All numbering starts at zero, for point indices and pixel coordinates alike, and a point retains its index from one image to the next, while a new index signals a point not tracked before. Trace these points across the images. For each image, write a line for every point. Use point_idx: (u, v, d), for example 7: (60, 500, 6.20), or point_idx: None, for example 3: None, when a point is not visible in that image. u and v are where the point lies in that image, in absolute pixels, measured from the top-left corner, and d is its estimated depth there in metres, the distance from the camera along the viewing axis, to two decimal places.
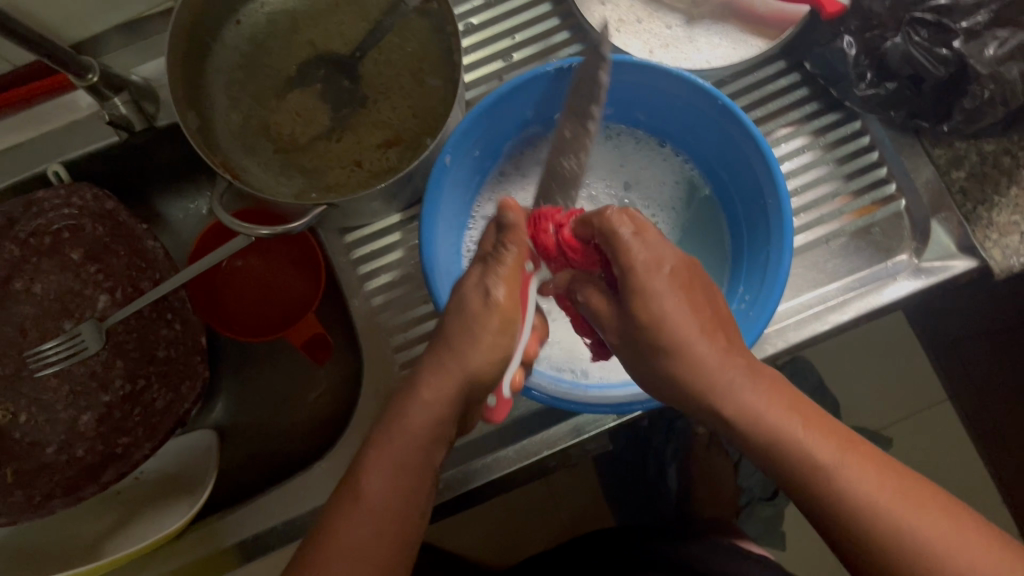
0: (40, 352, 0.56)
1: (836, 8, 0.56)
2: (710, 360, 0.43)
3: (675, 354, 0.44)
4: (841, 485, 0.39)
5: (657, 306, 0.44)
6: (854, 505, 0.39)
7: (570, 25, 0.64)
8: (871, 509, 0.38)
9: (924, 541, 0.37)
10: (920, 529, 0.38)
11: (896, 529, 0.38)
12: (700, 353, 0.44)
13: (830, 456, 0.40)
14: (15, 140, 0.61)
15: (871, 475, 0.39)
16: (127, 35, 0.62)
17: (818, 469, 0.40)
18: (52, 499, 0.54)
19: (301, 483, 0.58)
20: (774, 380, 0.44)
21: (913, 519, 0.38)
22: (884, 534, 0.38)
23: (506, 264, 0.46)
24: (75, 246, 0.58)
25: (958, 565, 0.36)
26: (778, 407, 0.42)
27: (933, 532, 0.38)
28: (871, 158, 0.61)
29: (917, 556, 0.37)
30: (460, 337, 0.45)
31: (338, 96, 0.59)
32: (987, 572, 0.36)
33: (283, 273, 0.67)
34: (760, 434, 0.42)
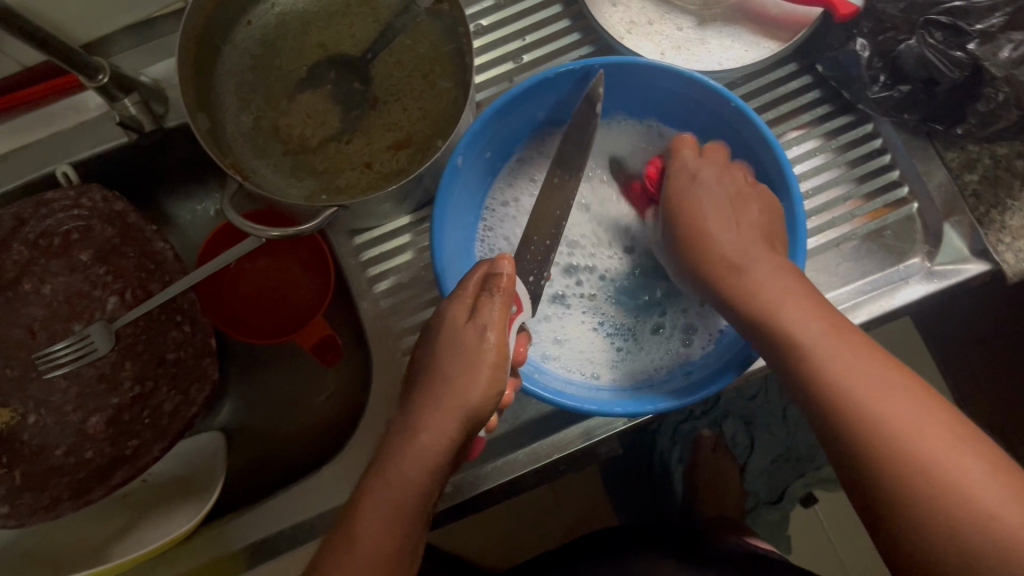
0: (50, 353, 0.56)
1: (850, 10, 0.56)
2: (733, 255, 0.50)
3: (702, 251, 0.52)
4: (843, 384, 0.43)
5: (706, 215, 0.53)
6: (856, 407, 0.42)
7: (580, 27, 0.64)
8: (879, 418, 0.41)
9: (924, 451, 0.40)
10: (933, 448, 0.40)
11: (913, 445, 0.40)
12: (722, 248, 0.51)
13: (828, 345, 0.44)
14: (23, 141, 0.61)
15: (882, 387, 0.42)
16: (136, 36, 0.62)
17: (820, 360, 0.44)
18: (62, 501, 0.54)
19: (310, 488, 0.58)
20: (807, 287, 0.48)
21: (931, 451, 0.40)
22: (892, 447, 0.40)
23: (496, 306, 0.44)
24: (85, 247, 0.58)
25: (966, 483, 0.39)
26: (801, 308, 0.46)
27: (932, 445, 0.40)
28: (884, 160, 0.61)
29: (913, 462, 0.40)
30: (456, 369, 0.44)
31: (348, 98, 0.58)
32: (984, 490, 0.39)
33: (292, 275, 0.67)
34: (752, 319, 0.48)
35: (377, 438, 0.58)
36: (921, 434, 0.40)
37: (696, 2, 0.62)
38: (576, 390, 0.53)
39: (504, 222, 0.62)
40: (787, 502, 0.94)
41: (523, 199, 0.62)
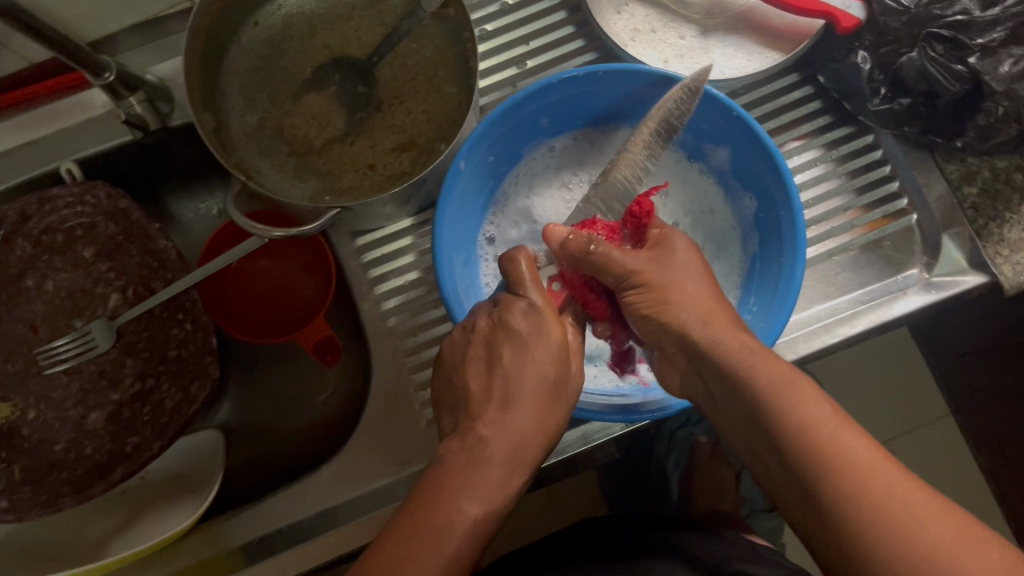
0: (53, 349, 0.56)
1: (852, 24, 0.57)
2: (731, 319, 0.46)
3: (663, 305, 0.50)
4: (803, 412, 0.41)
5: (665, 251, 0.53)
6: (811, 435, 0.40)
7: (585, 33, 0.65)
8: (869, 500, 0.36)
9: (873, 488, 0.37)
10: (879, 493, 0.37)
11: (899, 542, 0.35)
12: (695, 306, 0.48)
13: (837, 431, 0.39)
14: (28, 137, 0.61)
15: (848, 428, 0.40)
16: (142, 35, 0.62)
17: (824, 450, 0.39)
18: (62, 496, 0.54)
19: (307, 488, 0.58)
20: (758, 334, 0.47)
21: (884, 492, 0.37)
22: (877, 536, 0.35)
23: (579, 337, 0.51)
24: (88, 244, 0.58)
25: (917, 539, 0.35)
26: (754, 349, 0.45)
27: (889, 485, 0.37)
28: (883, 171, 0.61)
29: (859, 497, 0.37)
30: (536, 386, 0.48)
31: (354, 99, 0.59)
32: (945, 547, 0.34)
33: (293, 275, 0.68)
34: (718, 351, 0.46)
35: (376, 438, 0.59)
36: (917, 521, 0.35)
37: (699, 11, 0.62)
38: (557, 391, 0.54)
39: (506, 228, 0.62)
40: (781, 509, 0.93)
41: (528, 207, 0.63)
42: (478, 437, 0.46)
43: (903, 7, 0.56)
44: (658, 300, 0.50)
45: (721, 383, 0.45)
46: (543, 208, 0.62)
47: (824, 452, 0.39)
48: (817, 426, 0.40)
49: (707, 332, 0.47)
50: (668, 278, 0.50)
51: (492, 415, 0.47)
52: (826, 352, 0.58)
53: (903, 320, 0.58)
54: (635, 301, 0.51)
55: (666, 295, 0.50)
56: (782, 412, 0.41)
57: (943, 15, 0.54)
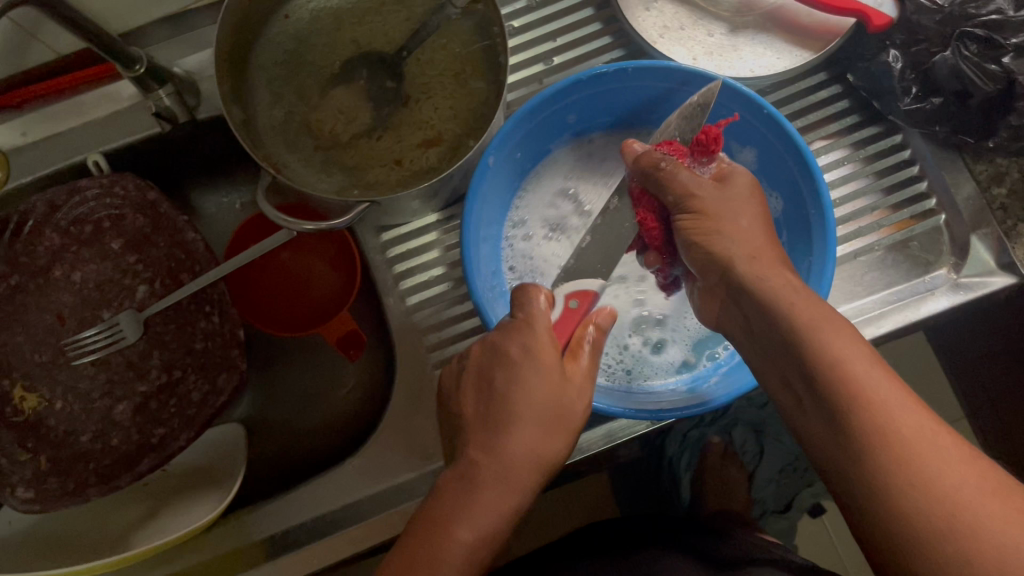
0: (81, 340, 0.56)
1: (884, 22, 0.57)
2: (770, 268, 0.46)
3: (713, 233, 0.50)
4: (829, 344, 0.41)
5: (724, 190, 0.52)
6: (844, 368, 0.40)
7: (612, 31, 0.65)
8: (895, 441, 0.37)
9: (899, 426, 0.37)
10: (908, 432, 0.37)
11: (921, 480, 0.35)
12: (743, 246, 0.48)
13: (867, 369, 0.39)
14: (55, 130, 0.61)
15: (877, 369, 0.39)
16: (170, 28, 0.62)
17: (855, 384, 0.39)
18: (88, 486, 0.55)
19: (332, 480, 0.58)
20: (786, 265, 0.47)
21: (910, 432, 0.37)
22: (897, 474, 0.36)
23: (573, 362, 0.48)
24: (116, 236, 0.58)
25: (951, 484, 0.35)
26: (784, 281, 0.45)
27: (913, 424, 0.37)
28: (911, 172, 0.61)
29: (887, 439, 0.37)
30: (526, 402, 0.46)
31: (382, 93, 0.58)
32: (977, 492, 0.34)
33: (317, 270, 0.68)
34: (757, 282, 0.46)
35: (399, 433, 0.59)
36: (944, 469, 0.35)
37: (728, 9, 0.62)
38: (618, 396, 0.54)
39: (534, 215, 0.62)
40: (795, 512, 0.93)
41: (553, 190, 0.63)
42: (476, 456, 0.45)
43: (938, 6, 0.56)
44: (708, 230, 0.50)
45: (759, 315, 0.46)
46: (588, 204, 0.62)
47: (854, 388, 0.39)
48: (850, 362, 0.40)
49: (753, 267, 0.47)
50: (722, 209, 0.50)
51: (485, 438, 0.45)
52: None
53: (930, 320, 0.57)
54: (688, 228, 0.51)
55: (720, 224, 0.50)
56: (817, 345, 0.41)
57: (978, 14, 0.55)
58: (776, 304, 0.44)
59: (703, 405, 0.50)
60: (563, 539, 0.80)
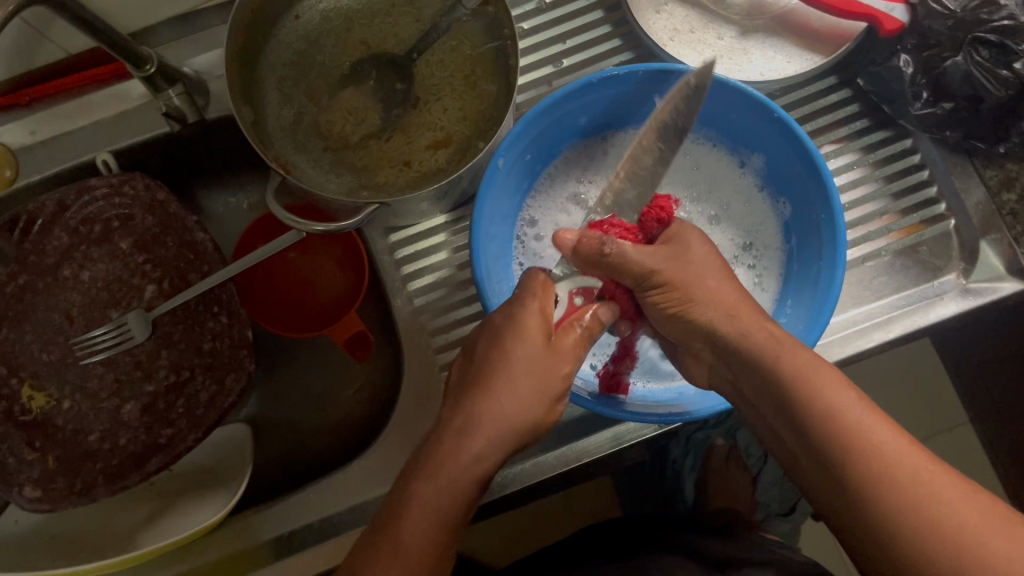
0: (89, 339, 0.56)
1: (895, 26, 0.57)
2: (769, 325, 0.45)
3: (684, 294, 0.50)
4: (813, 383, 0.41)
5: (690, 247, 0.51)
6: (831, 408, 0.40)
7: (621, 33, 0.65)
8: (891, 481, 0.38)
9: (894, 466, 0.38)
10: (901, 471, 0.38)
11: (937, 533, 0.36)
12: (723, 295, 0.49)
13: (852, 410, 0.40)
14: (65, 128, 0.61)
15: (865, 408, 0.40)
16: (180, 27, 0.62)
17: (859, 445, 0.39)
18: (96, 486, 0.55)
19: (339, 482, 0.58)
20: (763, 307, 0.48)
21: (905, 473, 0.38)
22: (914, 523, 0.36)
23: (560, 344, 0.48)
24: (125, 235, 0.58)
25: (955, 522, 0.36)
26: (765, 324, 0.46)
27: (907, 463, 0.38)
28: (921, 176, 0.61)
29: (883, 480, 0.38)
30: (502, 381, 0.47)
31: (393, 94, 0.58)
32: (981, 529, 0.35)
33: (324, 270, 0.68)
34: (739, 337, 0.46)
35: (407, 435, 0.59)
36: (950, 508, 0.36)
37: (738, 13, 0.62)
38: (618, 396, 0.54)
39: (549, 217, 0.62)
40: (797, 513, 0.92)
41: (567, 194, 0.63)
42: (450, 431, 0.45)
43: (950, 11, 0.55)
44: (682, 299, 0.50)
45: (748, 370, 0.46)
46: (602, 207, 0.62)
47: (859, 447, 0.39)
48: (848, 419, 0.40)
49: (735, 326, 0.47)
50: (686, 274, 0.50)
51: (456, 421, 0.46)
52: (861, 357, 0.57)
53: (939, 325, 0.57)
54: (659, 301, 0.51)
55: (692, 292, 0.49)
56: (818, 406, 0.41)
57: (989, 19, 0.54)
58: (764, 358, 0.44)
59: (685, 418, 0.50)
60: (567, 540, 0.80)
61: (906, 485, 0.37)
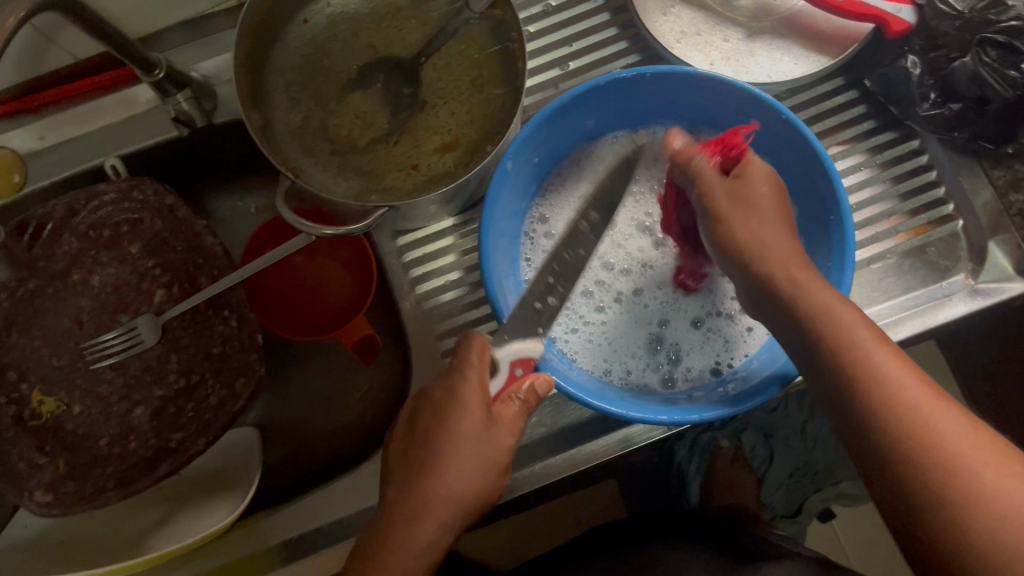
0: (99, 343, 0.56)
1: (902, 28, 0.57)
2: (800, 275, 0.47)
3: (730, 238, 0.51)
4: (835, 315, 0.43)
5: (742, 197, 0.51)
6: (849, 339, 0.42)
7: (628, 36, 0.65)
8: (901, 407, 0.39)
9: (903, 393, 0.40)
10: (911, 397, 0.40)
11: (960, 473, 0.37)
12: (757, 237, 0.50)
13: (873, 343, 0.42)
14: (74, 132, 0.61)
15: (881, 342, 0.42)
16: (187, 32, 0.62)
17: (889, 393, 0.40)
18: (106, 490, 0.55)
19: (347, 486, 0.58)
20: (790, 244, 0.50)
21: (916, 400, 0.39)
22: (918, 449, 0.38)
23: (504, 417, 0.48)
24: (134, 240, 0.59)
25: (957, 451, 0.38)
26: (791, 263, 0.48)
27: (919, 392, 0.40)
28: (929, 177, 0.61)
29: (892, 404, 0.40)
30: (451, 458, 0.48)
31: (399, 98, 0.59)
32: (980, 458, 0.38)
33: (332, 273, 0.68)
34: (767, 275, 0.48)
35: None
36: (952, 437, 0.38)
37: (745, 15, 0.62)
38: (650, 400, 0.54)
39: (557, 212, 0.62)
40: (805, 516, 0.93)
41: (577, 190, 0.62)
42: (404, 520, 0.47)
43: (957, 11, 0.55)
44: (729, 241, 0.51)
45: (780, 316, 0.46)
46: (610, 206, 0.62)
47: (881, 383, 0.40)
48: (880, 368, 0.41)
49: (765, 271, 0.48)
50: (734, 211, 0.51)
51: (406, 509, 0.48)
52: None
53: (948, 326, 0.57)
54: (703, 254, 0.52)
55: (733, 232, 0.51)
56: (857, 361, 0.41)
57: (998, 20, 0.54)
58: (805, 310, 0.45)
59: (742, 403, 0.50)
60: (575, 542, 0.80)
61: (913, 411, 0.39)
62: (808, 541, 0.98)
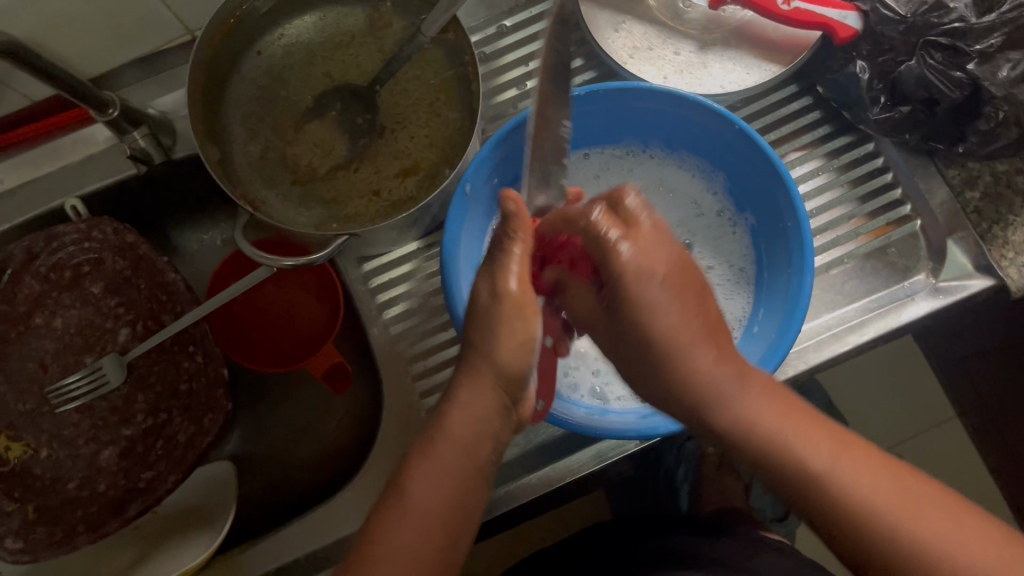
0: (63, 387, 0.56)
1: (848, 34, 0.58)
2: (700, 348, 0.41)
3: (634, 312, 0.42)
4: (744, 409, 0.40)
5: (643, 292, 0.41)
6: (772, 435, 0.40)
7: (583, 53, 0.65)
8: (863, 498, 0.38)
9: (858, 492, 0.38)
10: (864, 492, 0.38)
11: (896, 522, 0.37)
12: (658, 312, 0.41)
13: (785, 428, 0.40)
14: (30, 175, 0.61)
15: (800, 425, 0.40)
16: (142, 69, 0.62)
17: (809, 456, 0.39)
18: (77, 534, 0.55)
19: (321, 517, 0.57)
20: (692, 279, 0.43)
21: (873, 488, 0.38)
22: (900, 551, 0.37)
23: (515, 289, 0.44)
24: (96, 280, 0.58)
25: (941, 545, 0.36)
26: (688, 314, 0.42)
27: (869, 482, 0.38)
28: (885, 179, 0.62)
29: (854, 503, 0.38)
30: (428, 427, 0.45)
31: (357, 127, 0.59)
32: (959, 541, 0.36)
33: (299, 302, 0.67)
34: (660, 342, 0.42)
35: (390, 464, 0.58)
36: (931, 528, 0.37)
37: (696, 27, 0.63)
38: (613, 416, 0.54)
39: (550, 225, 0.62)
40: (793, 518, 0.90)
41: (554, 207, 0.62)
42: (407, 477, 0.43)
43: (900, 16, 0.56)
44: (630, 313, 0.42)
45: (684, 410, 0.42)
46: None
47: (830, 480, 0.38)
48: (851, 484, 0.38)
49: (688, 341, 0.41)
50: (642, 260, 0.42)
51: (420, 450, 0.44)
52: (836, 360, 0.58)
53: (913, 326, 0.58)
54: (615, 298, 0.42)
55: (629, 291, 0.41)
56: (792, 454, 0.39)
57: (941, 22, 0.54)
58: (693, 390, 0.41)
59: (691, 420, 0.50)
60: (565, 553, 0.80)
61: (872, 509, 0.37)
62: (799, 545, 0.97)
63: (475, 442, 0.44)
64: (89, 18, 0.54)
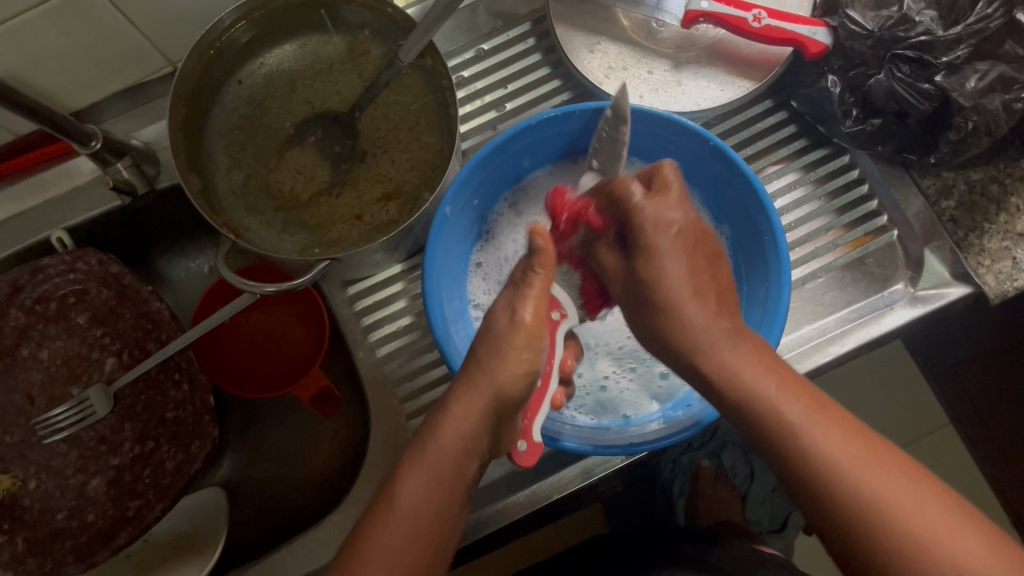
0: (49, 419, 0.57)
1: (819, 49, 0.58)
2: (687, 291, 0.46)
3: (648, 258, 0.47)
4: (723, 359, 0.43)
5: (660, 238, 0.47)
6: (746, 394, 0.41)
7: (560, 74, 0.66)
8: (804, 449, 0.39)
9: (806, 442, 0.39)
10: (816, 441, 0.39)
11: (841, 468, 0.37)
12: (669, 257, 0.47)
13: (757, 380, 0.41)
14: (17, 209, 0.61)
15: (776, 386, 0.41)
16: (126, 102, 0.63)
17: (842, 491, 0.37)
18: (67, 564, 0.55)
19: (309, 542, 0.57)
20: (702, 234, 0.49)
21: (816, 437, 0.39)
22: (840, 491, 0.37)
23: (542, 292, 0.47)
24: (81, 310, 0.59)
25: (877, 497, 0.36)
26: (685, 252, 0.47)
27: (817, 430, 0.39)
28: (862, 190, 0.63)
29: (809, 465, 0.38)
30: (418, 447, 0.46)
31: (337, 154, 0.59)
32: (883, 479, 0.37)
33: (287, 326, 0.68)
34: (659, 288, 0.46)
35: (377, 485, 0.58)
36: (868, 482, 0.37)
37: (670, 46, 0.63)
38: (589, 428, 0.54)
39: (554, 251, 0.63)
40: (791, 529, 0.90)
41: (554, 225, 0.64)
42: (391, 498, 0.44)
43: (868, 31, 0.56)
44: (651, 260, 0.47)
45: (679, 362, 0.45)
46: None
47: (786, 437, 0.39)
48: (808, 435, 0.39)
49: (668, 273, 0.47)
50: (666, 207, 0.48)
51: (403, 471, 0.45)
52: (818, 372, 0.58)
53: (895, 334, 0.58)
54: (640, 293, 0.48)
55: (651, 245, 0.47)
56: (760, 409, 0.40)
57: (907, 36, 0.55)
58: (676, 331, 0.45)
59: (676, 433, 0.51)
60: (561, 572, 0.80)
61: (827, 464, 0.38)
62: (796, 557, 0.97)
63: (443, 434, 0.45)
64: (72, 55, 0.55)
